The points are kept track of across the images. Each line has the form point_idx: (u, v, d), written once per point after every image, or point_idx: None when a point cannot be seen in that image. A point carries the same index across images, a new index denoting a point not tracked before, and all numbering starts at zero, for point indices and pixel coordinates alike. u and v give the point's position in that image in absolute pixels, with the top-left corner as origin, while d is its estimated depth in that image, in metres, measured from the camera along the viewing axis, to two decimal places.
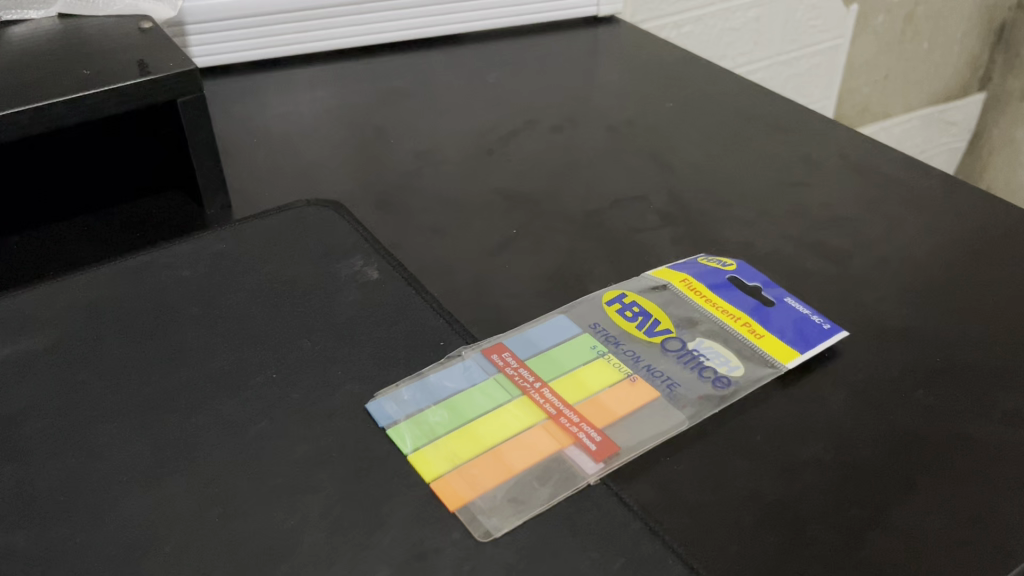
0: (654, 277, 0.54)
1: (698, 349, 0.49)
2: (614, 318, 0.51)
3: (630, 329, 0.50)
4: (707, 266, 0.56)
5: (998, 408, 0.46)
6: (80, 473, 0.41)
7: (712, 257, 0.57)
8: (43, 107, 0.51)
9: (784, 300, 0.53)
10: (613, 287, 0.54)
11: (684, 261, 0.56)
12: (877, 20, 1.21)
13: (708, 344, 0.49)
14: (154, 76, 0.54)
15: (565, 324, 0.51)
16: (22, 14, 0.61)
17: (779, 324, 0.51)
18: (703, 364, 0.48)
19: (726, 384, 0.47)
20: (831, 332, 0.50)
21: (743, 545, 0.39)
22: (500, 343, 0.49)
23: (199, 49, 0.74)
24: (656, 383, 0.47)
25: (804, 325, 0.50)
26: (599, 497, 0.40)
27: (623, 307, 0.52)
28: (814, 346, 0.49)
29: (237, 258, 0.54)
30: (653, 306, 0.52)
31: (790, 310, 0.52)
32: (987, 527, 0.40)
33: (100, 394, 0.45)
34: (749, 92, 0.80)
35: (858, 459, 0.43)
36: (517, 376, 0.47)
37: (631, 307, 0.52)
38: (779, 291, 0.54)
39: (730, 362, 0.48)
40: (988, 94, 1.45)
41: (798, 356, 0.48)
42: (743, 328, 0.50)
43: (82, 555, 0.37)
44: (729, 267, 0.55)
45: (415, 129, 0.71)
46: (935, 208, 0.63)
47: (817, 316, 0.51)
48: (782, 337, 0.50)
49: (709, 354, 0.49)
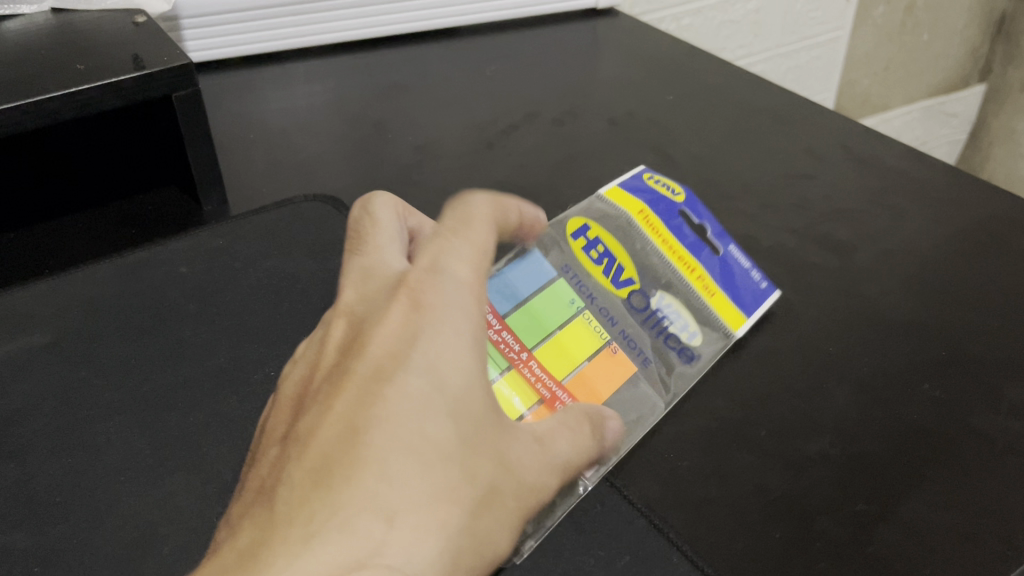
0: (608, 202, 0.54)
1: (661, 306, 0.50)
2: (580, 259, 0.50)
3: (597, 273, 0.50)
4: (657, 190, 0.55)
5: (1004, 401, 0.46)
6: (80, 472, 0.40)
7: (660, 181, 0.56)
8: (38, 102, 0.50)
9: (728, 248, 0.53)
10: (579, 219, 0.53)
11: (633, 181, 0.56)
12: (877, 11, 1.20)
13: (668, 302, 0.50)
14: (149, 71, 0.53)
15: (540, 263, 0.49)
16: (14, 8, 0.61)
17: (725, 277, 0.51)
18: (666, 329, 0.49)
19: (691, 357, 0.48)
20: (767, 292, 0.51)
21: (749, 542, 0.38)
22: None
23: (194, 45, 0.73)
24: (629, 352, 0.48)
25: (744, 281, 0.51)
26: (601, 494, 0.41)
27: (588, 246, 0.51)
28: (756, 309, 0.51)
29: (234, 256, 0.54)
30: (617, 247, 0.52)
31: (734, 260, 0.52)
32: (995, 520, 0.39)
33: (97, 391, 0.44)
34: (750, 82, 0.80)
35: (863, 453, 0.43)
36: (501, 343, 0.44)
37: (596, 247, 0.51)
38: (725, 237, 0.53)
39: (690, 330, 0.49)
40: (988, 86, 1.45)
41: (745, 321, 0.50)
42: (695, 278, 0.51)
43: (81, 556, 0.37)
44: (679, 197, 0.55)
45: (414, 123, 0.71)
46: (937, 200, 0.63)
47: (755, 272, 0.52)
48: (730, 296, 0.50)
49: (671, 316, 0.50)
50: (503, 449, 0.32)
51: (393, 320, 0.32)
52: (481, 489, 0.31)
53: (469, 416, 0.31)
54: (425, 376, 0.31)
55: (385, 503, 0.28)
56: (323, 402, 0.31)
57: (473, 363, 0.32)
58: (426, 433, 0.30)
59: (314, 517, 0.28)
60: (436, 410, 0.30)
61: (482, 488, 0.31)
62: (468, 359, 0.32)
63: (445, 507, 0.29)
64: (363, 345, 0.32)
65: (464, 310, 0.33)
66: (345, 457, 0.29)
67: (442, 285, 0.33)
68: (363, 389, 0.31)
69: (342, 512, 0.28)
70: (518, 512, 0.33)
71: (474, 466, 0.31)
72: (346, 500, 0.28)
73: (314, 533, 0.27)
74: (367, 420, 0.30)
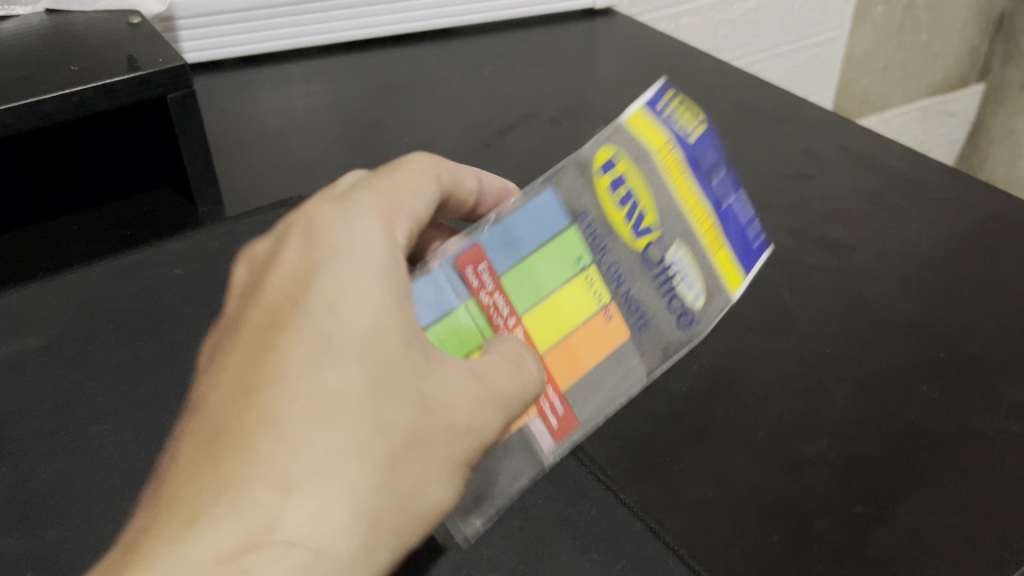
0: (634, 130, 0.43)
1: (674, 261, 0.44)
2: (603, 201, 0.41)
3: (618, 220, 0.42)
4: (676, 112, 0.45)
5: (1003, 402, 0.45)
6: (74, 474, 0.40)
7: (676, 99, 0.45)
8: (31, 104, 0.50)
9: (734, 193, 0.47)
10: (603, 146, 0.42)
11: (657, 96, 0.44)
12: (876, 10, 1.20)
13: (682, 255, 0.44)
14: (143, 73, 0.53)
15: (552, 207, 0.40)
16: (9, 9, 0.60)
17: (732, 230, 0.47)
18: (674, 290, 0.45)
19: (688, 322, 0.46)
20: (761, 247, 0.48)
21: (746, 545, 0.38)
22: (477, 245, 0.38)
23: (190, 46, 0.73)
24: (632, 319, 0.43)
25: (744, 233, 0.47)
26: (598, 496, 0.41)
27: (612, 184, 0.42)
28: (754, 265, 0.48)
29: (230, 257, 0.54)
30: (642, 185, 0.43)
31: (735, 211, 0.47)
32: (994, 522, 0.39)
33: (91, 394, 0.44)
34: (749, 82, 0.80)
35: (861, 455, 0.42)
36: (492, 306, 0.38)
37: (620, 186, 0.42)
38: (727, 181, 0.47)
39: (693, 288, 0.45)
40: (987, 85, 1.45)
41: (744, 278, 0.47)
42: (709, 232, 0.45)
43: (75, 559, 0.36)
44: (698, 127, 0.46)
45: (411, 123, 0.70)
46: (936, 200, 0.62)
47: (754, 226, 0.48)
48: (733, 250, 0.47)
49: (681, 273, 0.45)
50: (428, 399, 0.31)
51: (290, 275, 0.31)
52: (397, 439, 0.29)
53: (376, 364, 0.30)
54: (319, 325, 0.29)
55: (281, 468, 0.26)
56: (213, 376, 0.30)
57: (375, 307, 0.31)
58: (322, 389, 0.28)
59: (202, 492, 0.26)
60: (335, 359, 0.29)
61: (399, 439, 0.29)
62: (369, 311, 0.30)
63: (353, 466, 0.28)
64: (262, 303, 0.31)
65: (365, 257, 0.32)
66: (235, 422, 0.27)
67: (339, 234, 0.32)
68: (253, 358, 0.29)
69: (230, 485, 0.26)
70: (449, 461, 0.31)
71: (388, 420, 0.29)
72: (236, 470, 0.26)
73: (199, 513, 0.26)
74: (259, 379, 0.28)
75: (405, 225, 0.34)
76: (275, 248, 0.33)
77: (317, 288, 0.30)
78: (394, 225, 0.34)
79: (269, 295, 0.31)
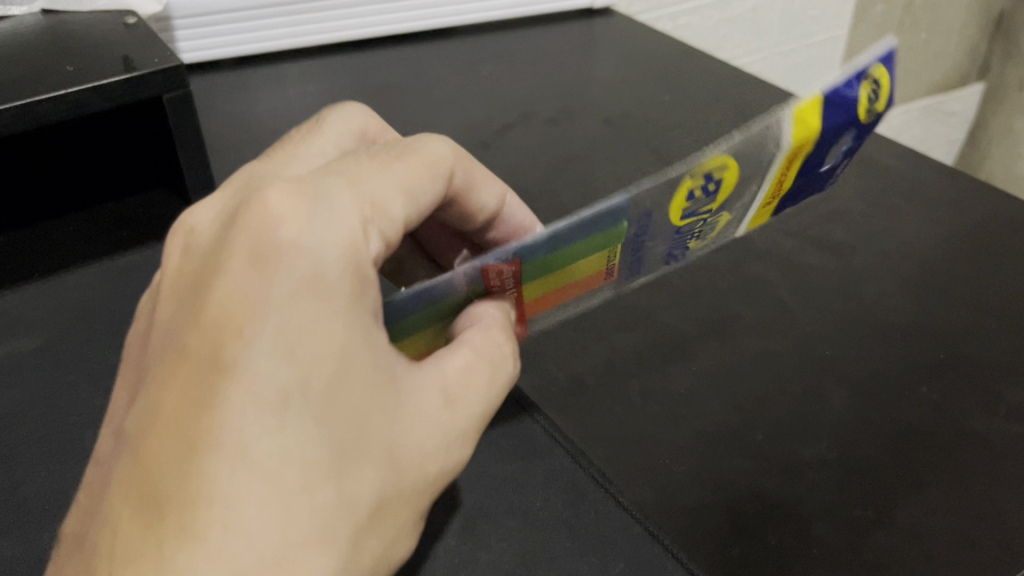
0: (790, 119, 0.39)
1: (707, 225, 0.45)
2: (680, 194, 0.41)
3: (677, 207, 0.42)
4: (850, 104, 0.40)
5: (1003, 404, 0.45)
6: (68, 477, 0.40)
7: (870, 78, 0.40)
8: (26, 105, 0.49)
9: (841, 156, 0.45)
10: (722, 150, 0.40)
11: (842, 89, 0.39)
12: (876, 9, 1.20)
13: (717, 220, 0.45)
14: (139, 73, 0.53)
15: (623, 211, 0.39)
16: (4, 9, 0.60)
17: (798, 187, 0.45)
18: (686, 242, 0.46)
19: (674, 258, 0.48)
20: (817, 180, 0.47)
21: (744, 547, 0.38)
22: (516, 256, 0.37)
23: (186, 45, 0.72)
24: (631, 271, 0.45)
25: (804, 185, 0.47)
26: (597, 500, 0.41)
27: (702, 185, 0.41)
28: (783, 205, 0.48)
29: None
30: (733, 176, 0.42)
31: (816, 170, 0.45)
32: (993, 525, 0.39)
33: (88, 397, 0.44)
34: (748, 82, 0.79)
35: (860, 458, 0.42)
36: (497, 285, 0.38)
37: (707, 185, 0.41)
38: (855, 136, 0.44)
39: (707, 235, 0.47)
40: (987, 85, 1.44)
41: (756, 222, 0.48)
42: (767, 198, 0.45)
43: None
44: (865, 111, 0.41)
45: (408, 123, 0.70)
46: (935, 200, 0.62)
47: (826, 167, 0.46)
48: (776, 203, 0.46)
49: (705, 230, 0.46)
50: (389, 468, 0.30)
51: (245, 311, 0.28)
52: (363, 513, 0.29)
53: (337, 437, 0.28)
54: (279, 391, 0.27)
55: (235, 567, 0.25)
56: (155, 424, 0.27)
57: (344, 372, 0.29)
58: (279, 461, 0.27)
59: None
60: (297, 433, 0.27)
61: (362, 513, 0.29)
62: (336, 376, 0.28)
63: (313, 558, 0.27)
64: (211, 334, 0.28)
65: (331, 306, 0.29)
66: (183, 503, 0.26)
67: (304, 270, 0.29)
68: (192, 407, 0.27)
69: None
70: (411, 521, 0.31)
71: (350, 497, 0.28)
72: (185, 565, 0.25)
73: None
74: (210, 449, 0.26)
75: (370, 237, 0.32)
76: (219, 252, 0.30)
77: (272, 323, 0.28)
78: (361, 241, 0.31)
79: (208, 319, 0.28)
